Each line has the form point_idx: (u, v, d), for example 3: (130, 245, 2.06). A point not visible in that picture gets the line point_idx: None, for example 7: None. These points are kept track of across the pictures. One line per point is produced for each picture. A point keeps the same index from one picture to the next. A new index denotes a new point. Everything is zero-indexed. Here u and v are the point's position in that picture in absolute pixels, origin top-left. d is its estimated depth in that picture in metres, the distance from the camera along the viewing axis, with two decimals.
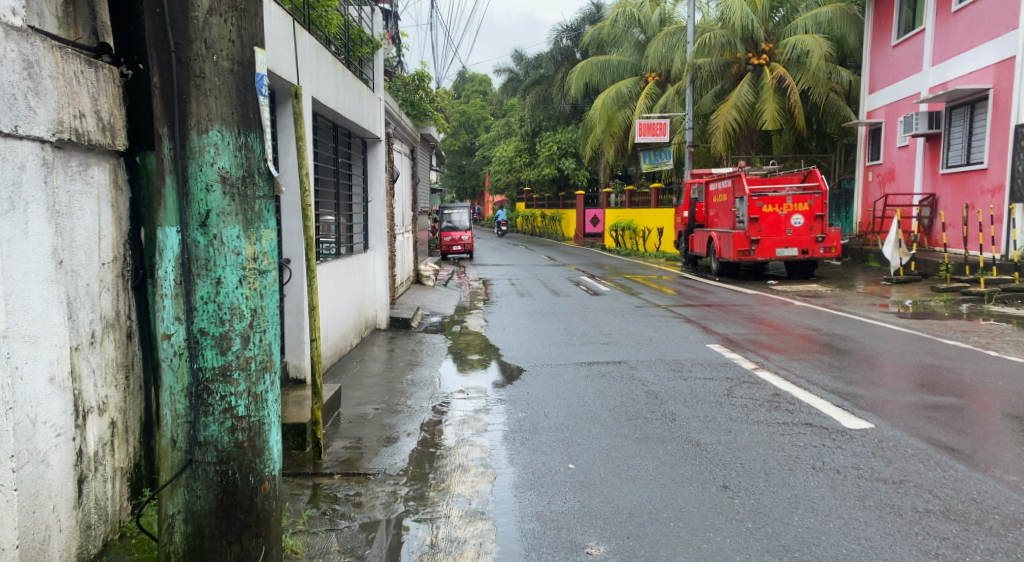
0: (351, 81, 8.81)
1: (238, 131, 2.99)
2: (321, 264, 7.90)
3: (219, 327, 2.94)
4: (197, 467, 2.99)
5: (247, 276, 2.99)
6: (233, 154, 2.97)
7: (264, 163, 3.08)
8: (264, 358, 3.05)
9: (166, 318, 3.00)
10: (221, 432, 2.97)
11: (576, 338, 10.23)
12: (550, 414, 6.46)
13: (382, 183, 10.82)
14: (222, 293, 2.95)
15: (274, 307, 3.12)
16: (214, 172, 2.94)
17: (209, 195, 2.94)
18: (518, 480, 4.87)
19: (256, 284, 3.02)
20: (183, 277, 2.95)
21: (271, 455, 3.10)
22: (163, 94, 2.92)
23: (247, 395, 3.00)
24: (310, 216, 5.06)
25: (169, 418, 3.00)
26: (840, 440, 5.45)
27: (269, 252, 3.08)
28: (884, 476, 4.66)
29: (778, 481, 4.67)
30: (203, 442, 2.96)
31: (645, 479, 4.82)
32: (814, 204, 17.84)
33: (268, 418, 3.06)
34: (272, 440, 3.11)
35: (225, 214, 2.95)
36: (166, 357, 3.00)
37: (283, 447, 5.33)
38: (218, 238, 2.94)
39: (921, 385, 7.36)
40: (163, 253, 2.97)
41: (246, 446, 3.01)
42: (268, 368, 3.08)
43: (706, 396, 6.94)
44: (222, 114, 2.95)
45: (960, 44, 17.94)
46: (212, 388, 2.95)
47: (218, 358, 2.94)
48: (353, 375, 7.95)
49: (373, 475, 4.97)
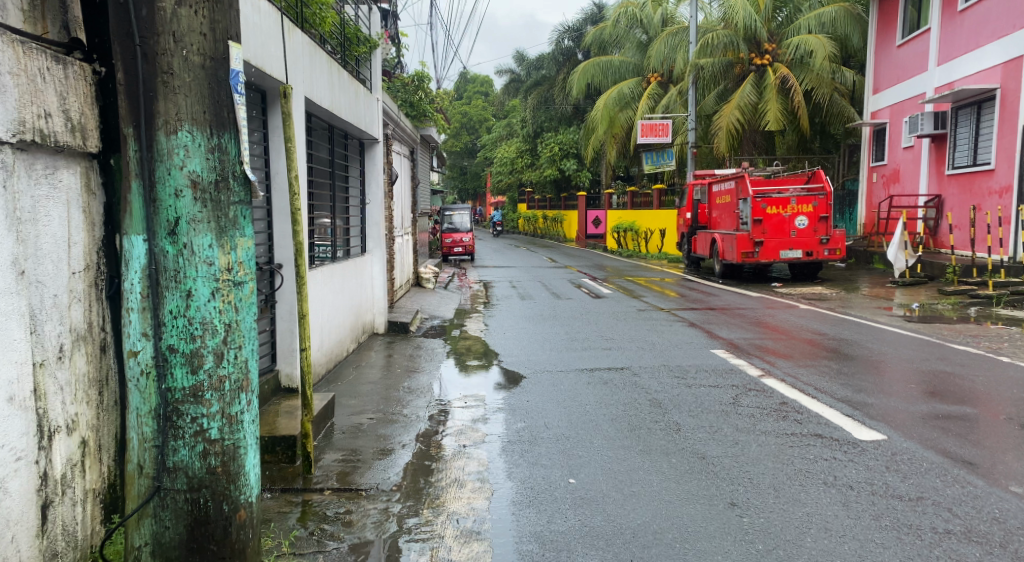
0: (347, 80, 8.60)
1: (210, 132, 2.90)
2: (316, 268, 7.69)
3: (189, 343, 2.87)
4: (166, 495, 2.92)
5: (220, 288, 2.91)
6: (205, 157, 2.88)
7: (240, 166, 2.99)
8: (240, 377, 2.98)
9: (132, 333, 2.91)
10: (193, 457, 2.91)
11: (578, 343, 10.02)
12: (551, 425, 6.24)
13: (380, 184, 10.59)
14: (193, 307, 2.87)
15: (251, 322, 3.04)
16: (185, 176, 2.85)
17: (178, 202, 2.85)
18: (517, 496, 4.66)
19: (231, 297, 2.94)
20: (151, 290, 2.87)
21: (246, 479, 3.03)
22: (129, 91, 2.84)
23: (220, 417, 2.92)
24: (300, 220, 4.80)
25: (136, 442, 2.92)
26: (852, 453, 5.23)
27: (245, 262, 3.00)
28: (900, 493, 4.45)
29: (788, 497, 4.46)
30: (173, 467, 2.90)
31: (649, 495, 4.61)
32: (818, 205, 17.58)
33: (243, 441, 3.00)
34: (248, 464, 3.04)
35: (197, 222, 2.87)
36: (132, 377, 2.91)
37: (273, 461, 5.10)
38: (189, 248, 2.86)
39: (932, 393, 7.15)
40: (129, 263, 2.89)
41: (219, 471, 2.94)
42: (245, 388, 3.01)
43: (711, 405, 6.73)
44: (193, 113, 2.86)
45: (966, 43, 17.72)
46: (182, 410, 2.88)
47: (188, 378, 2.87)
48: (348, 382, 7.74)
49: (365, 491, 4.76)
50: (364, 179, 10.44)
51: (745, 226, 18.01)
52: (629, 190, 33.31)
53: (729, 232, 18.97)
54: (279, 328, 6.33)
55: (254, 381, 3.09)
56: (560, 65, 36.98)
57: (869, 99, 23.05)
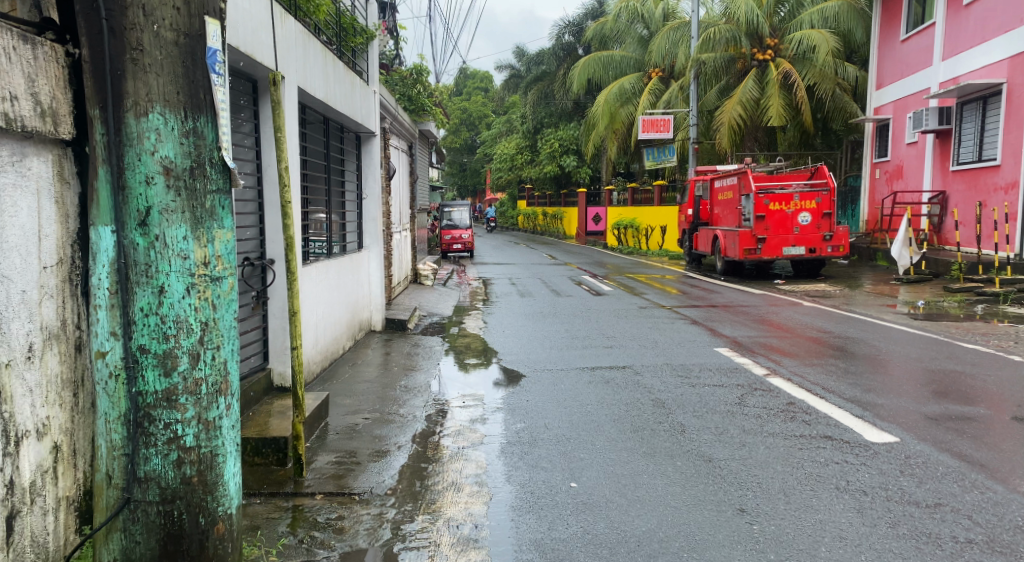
0: (342, 72, 8.41)
1: (184, 115, 2.81)
2: (311, 264, 7.49)
3: (162, 343, 2.79)
4: (136, 508, 2.84)
5: (196, 284, 2.83)
6: (178, 141, 2.80)
7: (218, 151, 2.90)
8: (218, 380, 2.91)
9: (101, 332, 2.85)
10: (166, 466, 2.82)
11: (579, 340, 9.84)
12: (552, 425, 6.05)
13: (378, 179, 10.34)
14: (165, 304, 2.79)
15: (230, 320, 2.96)
16: (156, 162, 2.77)
17: (150, 189, 2.77)
18: (515, 501, 4.47)
19: (208, 293, 2.87)
20: (120, 285, 2.79)
21: (226, 489, 2.96)
22: (96, 70, 2.76)
23: (197, 423, 2.85)
24: (290, 214, 4.62)
25: (105, 450, 2.85)
26: (865, 456, 5.04)
27: (224, 255, 2.92)
28: (917, 499, 4.27)
29: (800, 504, 4.28)
30: (145, 477, 2.82)
31: (654, 501, 4.42)
32: (822, 201, 17.40)
33: (221, 449, 2.92)
34: (227, 474, 2.97)
35: (169, 211, 2.78)
36: (102, 380, 2.85)
37: (263, 464, 4.92)
38: (162, 241, 2.78)
39: (943, 393, 6.96)
40: (97, 255, 2.83)
41: (195, 482, 2.86)
42: (223, 392, 2.93)
43: (716, 405, 6.54)
44: (165, 93, 2.78)
45: (972, 38, 17.51)
46: (154, 415, 2.80)
47: (161, 381, 2.79)
48: (344, 381, 7.54)
49: (358, 495, 4.56)
50: (361, 174, 10.18)
51: (747, 223, 17.81)
52: (630, 186, 33.11)
53: (731, 228, 18.78)
54: (272, 325, 6.18)
55: (235, 386, 3.01)
56: (560, 60, 36.70)
57: (873, 94, 22.84)
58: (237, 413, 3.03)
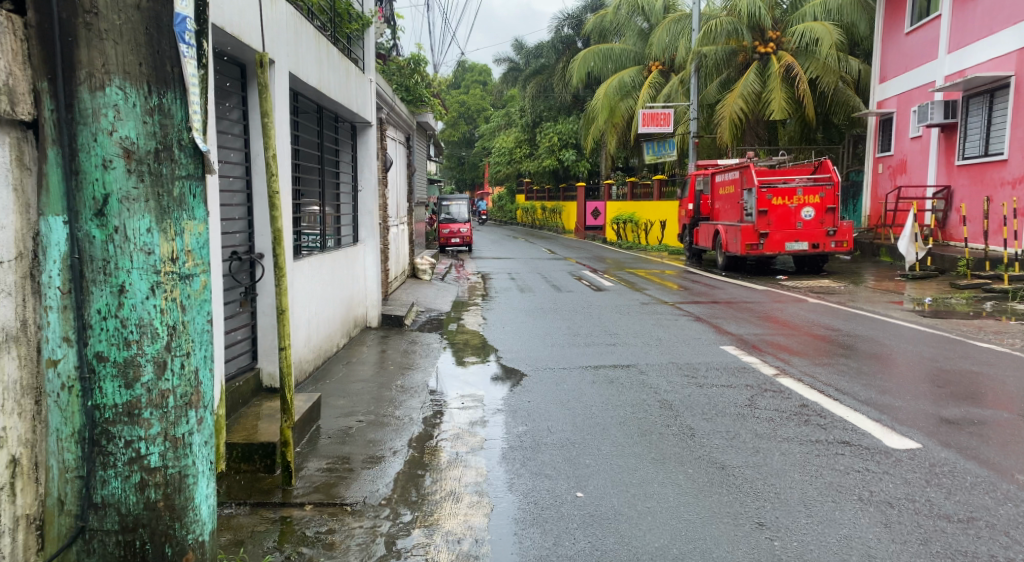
0: (337, 58, 8.11)
1: (148, 90, 2.60)
2: (303, 258, 7.19)
3: (123, 350, 2.60)
4: (91, 536, 2.70)
5: (162, 283, 2.63)
6: (141, 120, 2.59)
7: (187, 132, 2.69)
8: (187, 391, 2.71)
9: (53, 337, 2.77)
10: (127, 490, 2.65)
11: (580, 338, 9.55)
12: (556, 429, 5.76)
13: (374, 171, 10.03)
14: (126, 306, 2.59)
15: (201, 322, 2.77)
16: (115, 143, 2.57)
17: (108, 174, 2.57)
18: (519, 513, 4.20)
19: (176, 293, 2.66)
20: (75, 283, 2.60)
21: (197, 512, 2.79)
22: (40, 40, 2.65)
23: (162, 440, 2.66)
24: (278, 205, 4.36)
25: (58, 471, 2.77)
26: (886, 464, 4.78)
27: (192, 249, 2.72)
28: (948, 513, 4.00)
29: (822, 517, 4.01)
30: (106, 501, 2.66)
31: (666, 513, 4.16)
32: (826, 196, 17.15)
33: (192, 469, 2.74)
34: (198, 495, 2.80)
35: (130, 200, 2.58)
36: (53, 392, 2.78)
37: (250, 471, 4.64)
38: (123, 234, 2.57)
39: (961, 394, 6.69)
40: (48, 250, 2.72)
41: (161, 507, 2.68)
42: (193, 404, 2.74)
43: (726, 407, 6.26)
44: (124, 65, 2.57)
45: (979, 30, 17.26)
46: (113, 431, 2.62)
47: (121, 394, 2.60)
48: (337, 380, 7.24)
49: (350, 506, 4.28)
50: (356, 165, 9.89)
51: (750, 217, 17.53)
52: (629, 181, 32.83)
53: (733, 223, 18.51)
54: (261, 323, 5.90)
55: (208, 397, 2.83)
56: (559, 53, 36.39)
57: (877, 88, 22.58)
58: (212, 428, 2.85)
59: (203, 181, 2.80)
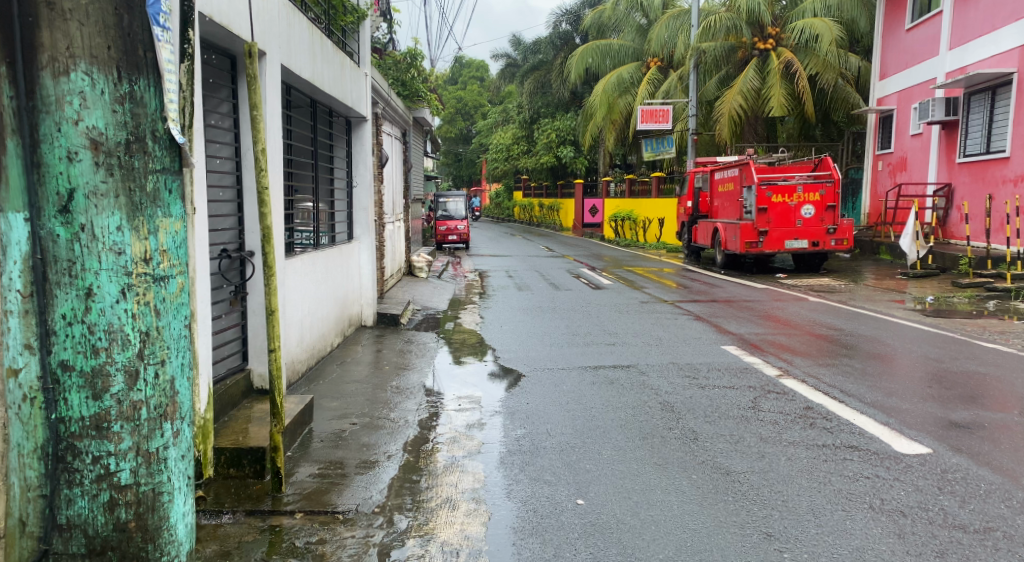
0: (332, 51, 7.95)
1: (118, 76, 2.50)
2: (296, 256, 7.02)
3: (91, 359, 2.51)
4: (57, 556, 2.61)
5: (133, 285, 2.54)
6: (110, 109, 2.49)
7: (162, 122, 2.60)
8: (162, 403, 2.63)
9: (12, 345, 2.55)
10: (95, 509, 2.58)
11: (579, 337, 9.40)
12: (555, 432, 5.61)
13: (370, 167, 9.87)
14: (94, 310, 2.49)
15: (177, 327, 2.69)
16: (80, 133, 2.46)
17: (73, 166, 2.46)
18: (516, 521, 4.05)
19: (149, 296, 2.58)
20: (38, 286, 2.50)
21: (172, 531, 2.73)
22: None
23: (134, 456, 2.59)
24: (268, 202, 4.20)
25: (20, 489, 2.62)
26: (896, 470, 4.64)
27: (167, 249, 2.63)
28: (964, 523, 3.87)
29: (833, 527, 3.86)
30: (71, 522, 2.58)
31: (670, 522, 4.01)
32: (826, 194, 17.01)
33: (165, 486, 2.67)
34: (175, 514, 2.74)
35: (98, 194, 2.48)
36: (13, 405, 2.58)
37: (238, 477, 4.48)
38: (91, 233, 2.47)
39: (968, 396, 6.56)
40: (6, 249, 2.52)
41: (132, 527, 2.61)
42: (168, 416, 2.66)
43: (729, 409, 6.10)
44: (92, 48, 2.46)
45: (981, 26, 17.13)
46: (80, 446, 2.53)
47: (88, 406, 2.51)
48: (330, 381, 7.07)
49: (342, 514, 4.12)
50: (351, 161, 9.72)
51: (749, 215, 17.37)
52: (627, 178, 32.67)
53: (732, 221, 18.35)
54: (251, 323, 5.71)
55: (185, 410, 2.75)
56: (557, 49, 36.18)
57: (877, 85, 22.46)
58: (189, 442, 2.78)
59: (179, 175, 2.71)
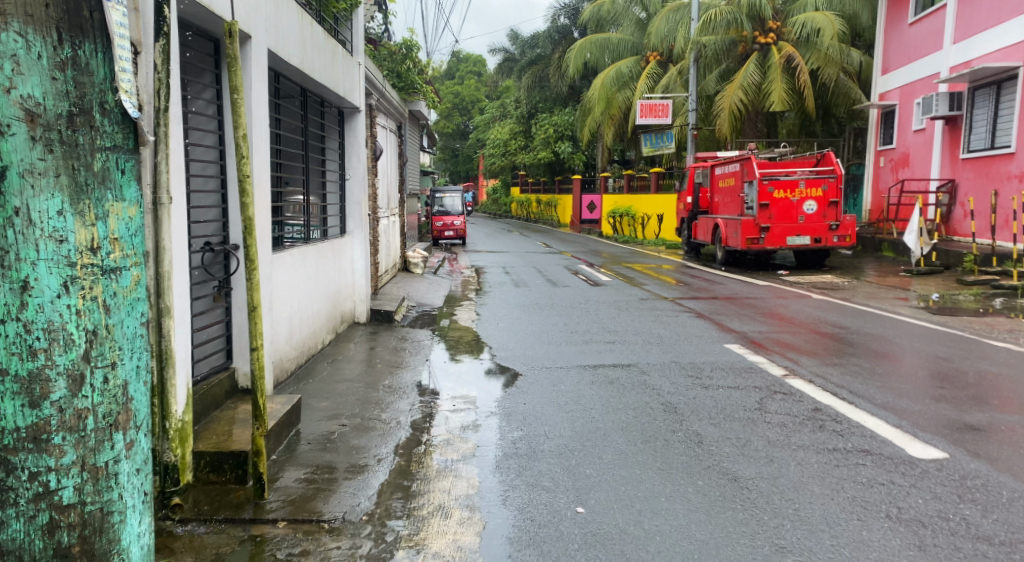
0: (323, 39, 7.70)
1: (60, 38, 2.39)
2: (285, 250, 6.76)
3: (31, 361, 2.34)
4: None
5: (78, 276, 2.42)
6: (50, 77, 2.37)
7: (112, 93, 2.53)
8: (112, 410, 2.53)
9: None
10: (33, 534, 2.40)
11: (577, 335, 9.16)
12: (554, 435, 5.37)
13: (363, 159, 9.63)
14: (33, 305, 2.34)
15: (129, 325, 2.60)
16: (14, 104, 2.31)
17: (7, 144, 2.31)
18: (514, 532, 3.81)
19: (97, 290, 2.48)
20: None
21: (122, 554, 2.63)
22: None
23: (80, 472, 2.46)
24: (249, 192, 3.96)
25: None
26: (913, 476, 4.40)
27: (118, 237, 2.55)
28: (988, 534, 3.64)
29: (849, 539, 3.63)
30: (4, 548, 2.37)
31: (675, 532, 3.77)
32: (828, 189, 16.76)
33: (115, 505, 2.57)
34: (126, 532, 2.65)
35: (38, 176, 2.35)
36: None
37: (220, 483, 4.22)
38: (29, 217, 2.34)
39: (981, 396, 6.33)
40: None
41: (75, 553, 2.48)
42: (120, 426, 2.56)
43: (734, 411, 5.86)
44: (28, 9, 2.32)
45: (986, 20, 16.90)
46: (13, 461, 2.34)
47: (24, 415, 2.33)
48: (321, 380, 6.82)
49: (328, 523, 3.88)
50: (344, 153, 9.47)
51: (751, 210, 17.12)
52: (625, 173, 32.42)
53: (733, 217, 18.12)
54: (236, 320, 5.45)
55: (141, 421, 2.67)
56: (555, 43, 35.87)
57: (879, 80, 22.26)
58: (145, 453, 2.71)
59: (133, 155, 2.67)
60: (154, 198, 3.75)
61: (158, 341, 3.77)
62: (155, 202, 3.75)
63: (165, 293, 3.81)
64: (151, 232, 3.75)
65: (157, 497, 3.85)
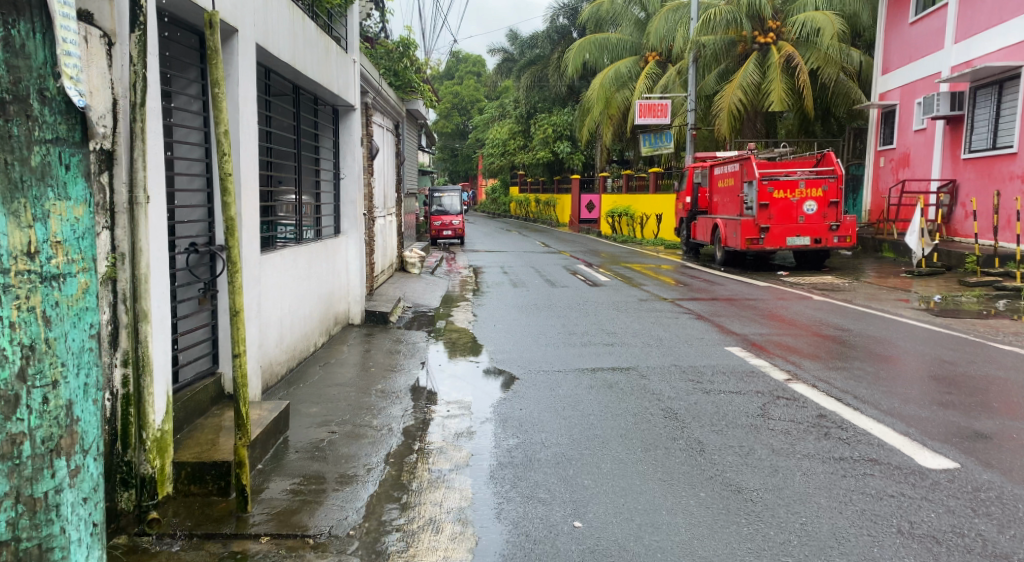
0: (316, 35, 7.52)
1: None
2: (276, 251, 6.57)
3: None
4: None
5: (15, 281, 2.23)
6: None
7: (52, 75, 2.37)
8: (52, 434, 2.32)
9: None
10: None
11: (575, 337, 8.98)
12: (551, 442, 5.20)
13: (358, 158, 9.44)
14: None
15: (73, 335, 2.40)
16: None
17: None
18: (507, 548, 3.63)
19: (36, 298, 2.28)
20: None
21: None
22: None
23: (15, 507, 2.24)
24: (232, 191, 3.78)
25: None
26: (924, 488, 4.23)
27: (61, 237, 2.37)
28: (1005, 552, 3.47)
29: (859, 557, 3.46)
30: None
31: (676, 549, 3.60)
32: (828, 190, 16.59)
33: (57, 542, 2.35)
34: None
35: None
36: None
37: (202, 494, 4.05)
38: None
39: (990, 402, 6.15)
40: None
41: None
42: (62, 453, 2.36)
43: (737, 418, 5.70)
44: None
45: (988, 19, 16.73)
46: None
47: None
48: (312, 384, 6.63)
49: (312, 538, 3.70)
50: (338, 151, 9.28)
51: (750, 211, 16.95)
52: (624, 173, 32.27)
53: (732, 217, 17.96)
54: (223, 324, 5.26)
55: (87, 441, 2.45)
56: (554, 43, 35.70)
57: (880, 79, 22.12)
58: (95, 479, 2.49)
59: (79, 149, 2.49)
60: (130, 198, 3.61)
61: (135, 347, 3.63)
62: (131, 201, 3.61)
63: (142, 297, 3.66)
64: (127, 233, 3.60)
65: (133, 512, 3.68)
